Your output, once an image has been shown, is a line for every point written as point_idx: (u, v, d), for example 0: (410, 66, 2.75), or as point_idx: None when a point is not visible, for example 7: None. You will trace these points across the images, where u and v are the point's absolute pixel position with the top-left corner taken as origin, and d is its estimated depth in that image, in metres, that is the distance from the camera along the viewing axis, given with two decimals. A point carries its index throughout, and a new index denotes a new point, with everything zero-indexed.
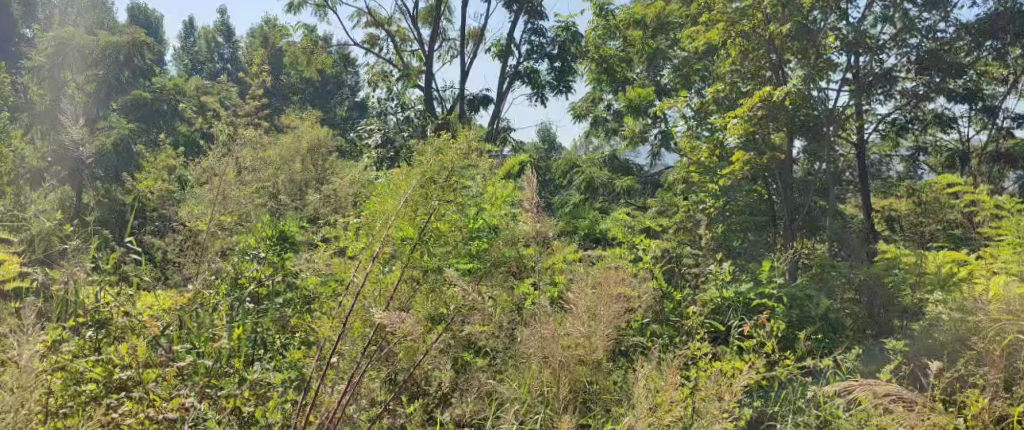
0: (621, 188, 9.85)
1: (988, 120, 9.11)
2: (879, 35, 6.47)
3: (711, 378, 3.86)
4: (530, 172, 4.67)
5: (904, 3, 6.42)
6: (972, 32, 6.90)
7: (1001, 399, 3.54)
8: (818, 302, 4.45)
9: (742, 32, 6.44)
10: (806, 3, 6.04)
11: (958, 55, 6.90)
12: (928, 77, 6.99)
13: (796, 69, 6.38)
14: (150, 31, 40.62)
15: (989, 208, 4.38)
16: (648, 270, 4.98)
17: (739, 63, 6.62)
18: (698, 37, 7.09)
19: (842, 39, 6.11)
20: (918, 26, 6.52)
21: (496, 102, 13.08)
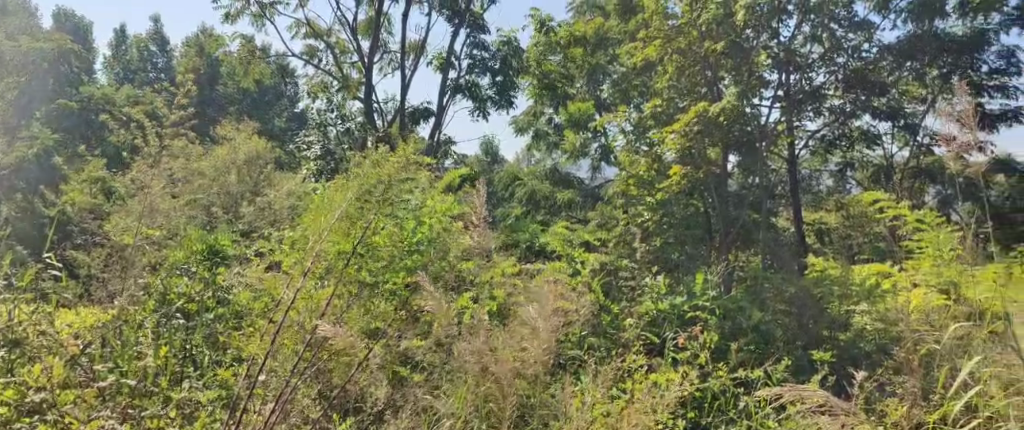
0: (563, 201, 10.19)
1: (909, 137, 9.33)
2: (808, 54, 6.65)
3: (646, 392, 3.93)
4: (482, 185, 4.74)
5: (832, 23, 6.66)
6: (893, 52, 7.19)
7: (920, 407, 3.71)
8: (750, 314, 4.57)
9: (678, 49, 6.67)
10: (738, 23, 6.29)
11: (881, 73, 7.04)
12: (854, 95, 7.03)
13: (730, 86, 6.55)
14: (73, 37, 39.10)
15: (911, 222, 4.53)
16: (585, 284, 5.07)
17: (674, 80, 6.87)
18: (637, 53, 7.28)
19: (775, 56, 6.35)
20: (845, 46, 6.75)
21: (437, 115, 13.08)
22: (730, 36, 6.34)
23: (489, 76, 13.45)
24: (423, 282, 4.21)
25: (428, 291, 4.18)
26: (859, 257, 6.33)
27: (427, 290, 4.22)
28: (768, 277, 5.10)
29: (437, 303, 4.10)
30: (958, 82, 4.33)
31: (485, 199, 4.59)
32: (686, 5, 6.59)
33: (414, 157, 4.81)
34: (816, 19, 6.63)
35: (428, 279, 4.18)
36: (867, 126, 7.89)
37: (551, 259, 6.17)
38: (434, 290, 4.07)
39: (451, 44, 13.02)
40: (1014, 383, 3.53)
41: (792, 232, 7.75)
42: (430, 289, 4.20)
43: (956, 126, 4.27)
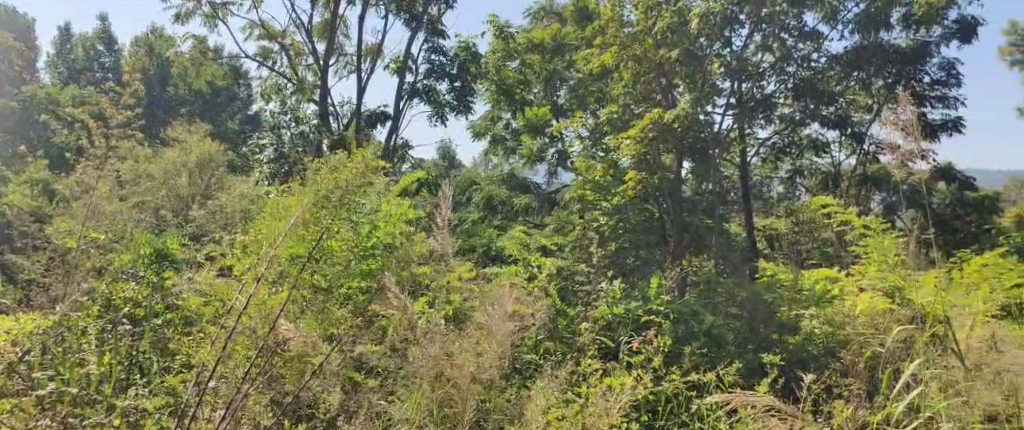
0: (520, 206, 10.20)
1: (857, 145, 9.51)
2: (760, 64, 6.78)
3: (600, 395, 3.95)
4: (448, 186, 4.62)
5: (782, 32, 6.71)
6: (841, 62, 7.26)
7: (865, 408, 3.80)
8: (703, 318, 4.65)
9: (633, 56, 6.78)
10: (691, 32, 6.44)
11: (831, 84, 7.20)
12: (804, 103, 7.30)
13: (684, 93, 6.66)
14: (15, 34, 37.83)
15: (858, 228, 4.63)
16: (542, 289, 5.10)
17: (629, 87, 6.96)
18: (593, 60, 7.37)
19: (727, 65, 6.64)
20: (794, 56, 6.86)
21: (393, 119, 13.00)
22: (684, 44, 6.49)
23: (447, 82, 13.43)
24: (387, 283, 4.24)
25: (392, 294, 4.21)
26: (809, 262, 6.47)
27: (392, 293, 4.23)
28: (720, 282, 5.17)
29: (399, 305, 4.15)
30: (902, 92, 4.38)
31: (449, 202, 4.48)
32: (641, 14, 6.74)
33: (373, 161, 4.71)
34: (767, 29, 6.71)
35: (392, 282, 4.19)
36: (816, 134, 8.29)
37: (506, 265, 6.16)
38: (397, 293, 4.11)
39: (408, 48, 12.98)
40: (952, 384, 3.65)
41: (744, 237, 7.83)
42: (392, 291, 4.20)
43: (900, 135, 4.40)
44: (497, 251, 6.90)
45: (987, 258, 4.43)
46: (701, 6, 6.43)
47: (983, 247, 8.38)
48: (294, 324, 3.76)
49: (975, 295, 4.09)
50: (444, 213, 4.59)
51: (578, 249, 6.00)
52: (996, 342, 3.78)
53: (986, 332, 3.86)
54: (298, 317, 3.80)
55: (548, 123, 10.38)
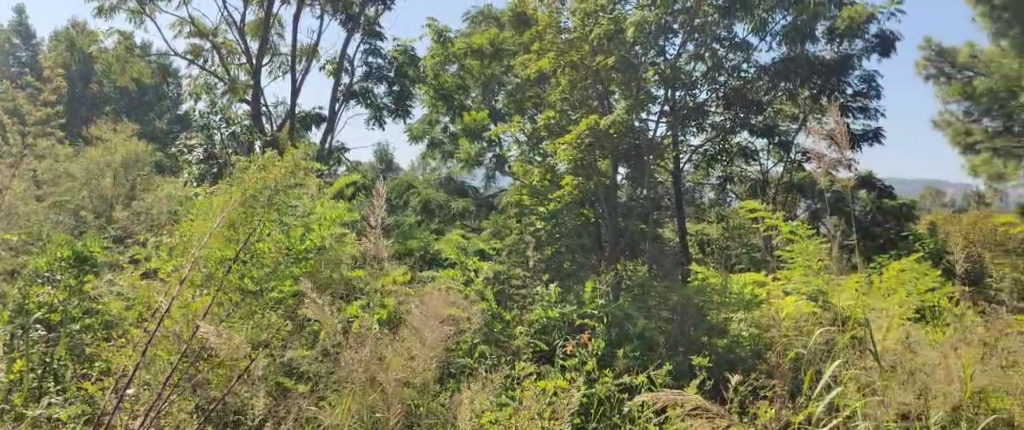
0: (458, 210, 10.35)
1: (783, 153, 9.82)
2: (692, 73, 7.00)
3: (532, 398, 3.99)
4: (381, 186, 4.56)
5: (713, 43, 6.95)
6: (770, 73, 7.64)
7: (788, 408, 3.91)
8: (635, 321, 4.73)
9: (570, 63, 6.85)
10: (627, 39, 6.58)
11: (758, 93, 7.63)
12: (734, 112, 7.68)
13: (620, 100, 6.75)
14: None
15: (785, 233, 4.76)
16: (478, 293, 5.10)
17: (566, 93, 7.02)
18: (530, 65, 7.41)
19: (661, 73, 6.65)
20: (726, 67, 7.20)
21: (328, 120, 12.85)
22: (620, 52, 6.64)
23: (385, 85, 13.33)
24: (307, 288, 4.01)
25: (312, 299, 3.98)
26: (737, 267, 6.63)
27: (309, 299, 4.01)
28: (652, 286, 5.24)
29: (321, 310, 3.91)
30: (829, 102, 4.53)
31: (382, 202, 4.45)
32: (580, 21, 6.82)
33: (306, 163, 4.58)
34: (699, 39, 6.92)
35: (311, 287, 3.97)
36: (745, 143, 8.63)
37: (442, 268, 6.14)
38: (315, 297, 3.88)
39: (345, 49, 12.83)
40: (870, 384, 3.78)
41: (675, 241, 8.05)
42: (312, 296, 3.98)
43: (827, 145, 4.53)
44: (433, 255, 6.85)
45: (905, 264, 4.63)
46: (637, 15, 6.52)
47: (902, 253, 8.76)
48: (217, 326, 3.55)
49: (892, 299, 4.25)
50: (377, 213, 4.53)
51: (515, 252, 6.25)
52: (909, 344, 3.94)
53: (901, 334, 4.00)
54: (228, 318, 3.72)
55: (485, 128, 10.30)
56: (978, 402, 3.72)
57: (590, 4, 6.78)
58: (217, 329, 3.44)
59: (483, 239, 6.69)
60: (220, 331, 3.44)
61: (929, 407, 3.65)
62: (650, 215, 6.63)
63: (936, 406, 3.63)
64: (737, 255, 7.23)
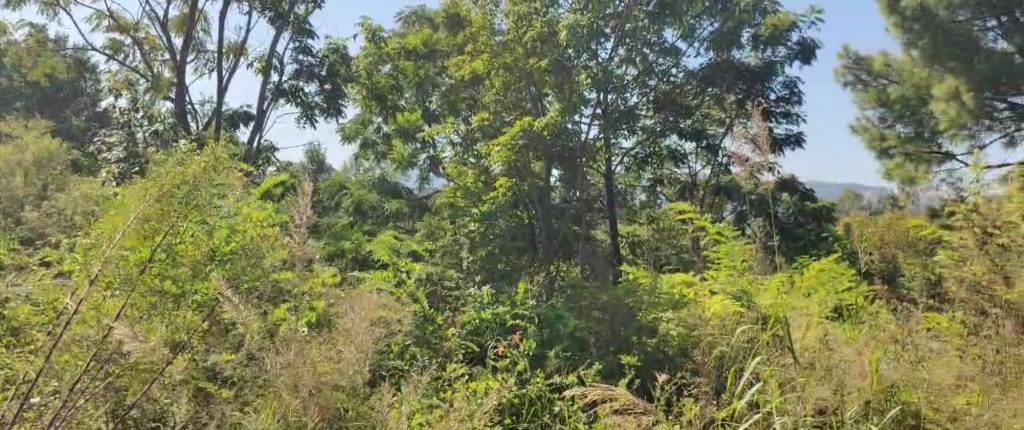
0: (391, 211, 10.49)
1: (710, 156, 10.00)
2: (623, 76, 7.22)
3: (462, 401, 3.98)
4: (307, 183, 4.62)
5: (644, 49, 7.36)
6: (697, 78, 8.08)
7: (712, 406, 3.97)
8: (566, 321, 4.72)
9: (504, 64, 6.87)
10: (560, 42, 6.63)
11: (686, 97, 8.12)
12: (664, 115, 8.13)
13: (553, 102, 6.76)
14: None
15: (712, 234, 4.85)
16: (410, 295, 5.04)
17: (500, 94, 7.05)
18: (464, 66, 7.40)
19: (593, 77, 6.76)
20: (655, 71, 7.56)
21: (256, 119, 12.58)
22: (553, 54, 6.67)
23: (316, 83, 13.13)
24: (223, 287, 3.82)
25: (228, 297, 3.84)
26: (667, 267, 6.74)
27: (224, 297, 3.85)
28: (584, 287, 5.23)
29: (240, 312, 3.81)
30: (754, 107, 4.65)
31: (308, 199, 4.55)
32: (513, 23, 6.88)
33: (228, 160, 4.35)
34: (630, 44, 7.25)
35: (229, 284, 3.81)
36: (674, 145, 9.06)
37: (373, 269, 6.09)
38: (233, 297, 3.76)
39: (274, 46, 12.57)
40: (789, 380, 3.90)
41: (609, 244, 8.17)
42: (228, 293, 3.83)
43: (751, 148, 4.67)
44: (365, 256, 6.77)
45: (824, 264, 4.77)
46: (569, 18, 6.62)
47: (824, 255, 9.15)
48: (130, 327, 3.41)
49: (812, 298, 4.41)
50: (304, 212, 4.64)
51: (448, 253, 6.25)
52: (828, 342, 4.03)
53: (820, 332, 4.14)
54: (145, 320, 3.61)
55: (419, 129, 10.11)
56: (889, 395, 3.84)
57: (524, 7, 6.80)
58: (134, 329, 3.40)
59: (416, 240, 6.66)
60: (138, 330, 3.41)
61: (844, 402, 3.75)
62: (582, 216, 6.76)
63: (850, 401, 3.74)
64: (666, 256, 7.35)
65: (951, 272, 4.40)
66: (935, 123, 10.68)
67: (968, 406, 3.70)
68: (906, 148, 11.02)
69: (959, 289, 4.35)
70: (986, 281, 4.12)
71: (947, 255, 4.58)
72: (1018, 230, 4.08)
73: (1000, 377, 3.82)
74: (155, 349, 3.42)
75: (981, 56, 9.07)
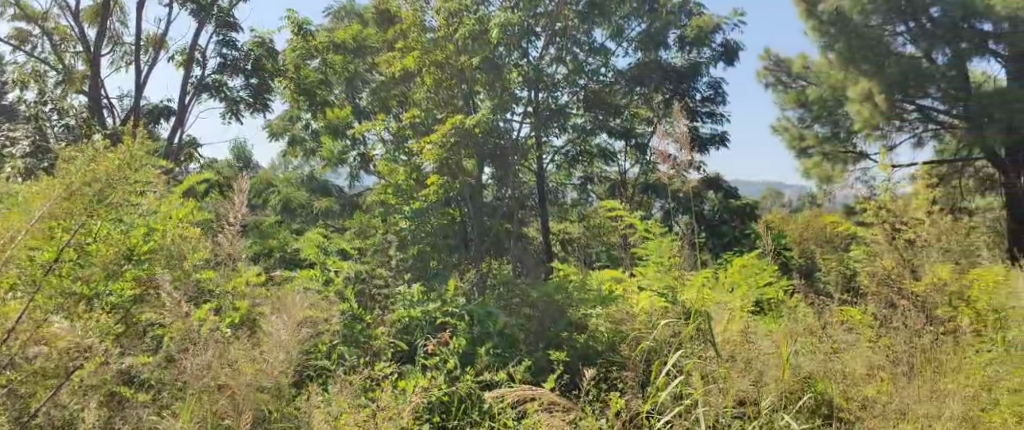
0: (320, 209, 10.87)
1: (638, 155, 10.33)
2: (554, 74, 7.74)
3: (388, 399, 3.95)
4: (244, 183, 4.30)
5: (573, 48, 7.92)
6: (626, 77, 8.98)
7: (637, 400, 4.01)
8: (496, 319, 4.69)
9: (435, 62, 6.78)
10: (491, 40, 6.84)
11: (613, 96, 8.84)
12: (592, 114, 8.74)
13: (484, 101, 6.84)
14: None
15: (640, 231, 4.94)
16: (338, 293, 4.96)
17: (431, 92, 6.90)
18: (394, 62, 7.34)
19: (524, 75, 7.17)
20: (585, 69, 8.04)
21: (176, 114, 12.25)
22: (483, 53, 6.82)
23: (242, 78, 12.97)
24: (163, 282, 3.67)
25: (166, 294, 3.69)
26: (596, 264, 6.88)
27: (163, 293, 3.69)
28: (515, 284, 5.23)
29: (176, 309, 3.68)
30: (678, 106, 4.72)
31: (245, 199, 4.18)
32: (444, 20, 6.91)
33: (145, 157, 4.13)
34: (559, 43, 7.88)
35: (169, 279, 3.69)
36: (603, 144, 9.47)
37: (298, 268, 5.97)
38: (175, 292, 3.62)
39: (196, 39, 12.24)
40: (710, 373, 3.90)
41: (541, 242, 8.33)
42: (167, 289, 3.69)
43: (676, 147, 4.74)
44: (291, 255, 6.63)
45: (747, 261, 5.01)
46: (500, 17, 6.94)
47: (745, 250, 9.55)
48: (69, 323, 3.31)
49: (734, 293, 4.57)
50: (239, 210, 4.28)
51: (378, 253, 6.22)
52: (749, 336, 4.09)
53: (740, 325, 4.26)
54: (59, 321, 3.31)
55: (349, 125, 9.77)
56: (803, 386, 4.00)
57: (455, 3, 6.94)
58: (73, 325, 3.30)
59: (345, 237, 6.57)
60: (74, 326, 3.29)
61: (762, 392, 3.85)
62: (513, 215, 7.08)
63: (767, 391, 3.85)
64: (595, 254, 7.44)
65: (865, 266, 4.62)
66: (849, 124, 12.95)
67: (877, 394, 3.80)
68: (823, 149, 13.49)
69: (870, 283, 4.50)
70: (895, 274, 4.31)
71: (862, 251, 4.82)
72: (924, 226, 4.51)
73: (908, 365, 3.90)
74: (64, 348, 3.24)
75: (890, 61, 11.39)
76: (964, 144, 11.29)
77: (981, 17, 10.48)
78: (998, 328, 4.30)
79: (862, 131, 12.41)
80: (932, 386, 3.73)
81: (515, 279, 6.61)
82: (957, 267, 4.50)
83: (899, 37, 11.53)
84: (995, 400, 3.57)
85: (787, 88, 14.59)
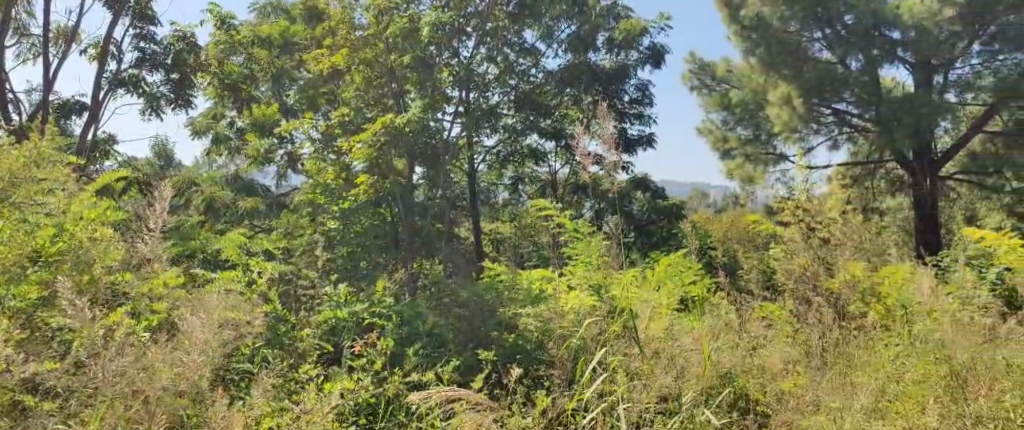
0: (247, 210, 10.72)
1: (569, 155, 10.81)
2: (485, 74, 7.73)
3: (312, 400, 3.86)
4: (167, 189, 4.06)
5: (504, 49, 8.05)
6: (556, 78, 9.32)
7: (564, 397, 4.03)
8: (425, 319, 4.70)
9: (365, 60, 6.69)
10: (422, 39, 6.77)
11: (545, 96, 9.27)
12: (524, 114, 9.10)
13: (415, 99, 6.89)
14: None
15: (568, 231, 5.07)
16: (262, 294, 4.85)
17: (361, 90, 6.85)
18: (322, 60, 7.23)
19: (455, 74, 7.18)
20: (516, 70, 8.47)
21: (89, 110, 11.76)
22: (414, 51, 6.74)
23: (162, 73, 12.58)
24: (61, 288, 3.39)
25: (67, 302, 3.40)
26: (525, 264, 6.94)
27: (67, 299, 3.40)
28: (445, 285, 5.23)
29: (79, 315, 3.35)
30: (602, 108, 4.72)
31: (165, 205, 3.96)
32: (374, 18, 6.85)
33: (56, 153, 4.18)
34: (490, 44, 7.86)
35: (67, 285, 3.40)
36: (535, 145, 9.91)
37: (220, 270, 5.81)
38: (72, 298, 3.31)
39: (111, 32, 11.79)
40: (634, 369, 4.02)
41: (471, 241, 8.38)
42: (67, 295, 3.40)
43: (605, 148, 4.76)
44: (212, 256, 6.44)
45: (673, 259, 5.39)
46: (431, 16, 6.85)
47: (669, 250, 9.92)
48: None
49: (661, 291, 4.80)
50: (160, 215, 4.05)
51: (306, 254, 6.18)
52: (671, 333, 4.30)
53: (664, 324, 4.39)
54: None
55: (276, 123, 9.87)
56: (722, 382, 4.09)
57: (384, 2, 6.81)
58: None
59: (271, 239, 6.45)
60: None
61: (682, 389, 3.90)
62: (445, 215, 7.03)
63: (689, 387, 3.89)
64: (525, 253, 7.50)
65: (782, 264, 4.72)
66: (768, 127, 13.55)
67: (794, 388, 3.94)
68: (745, 152, 14.01)
69: (789, 279, 4.59)
70: (811, 271, 4.40)
71: (780, 250, 4.92)
72: (837, 225, 4.61)
73: (820, 360, 4.12)
74: None
75: (808, 66, 12.02)
76: (875, 147, 11.77)
77: (890, 25, 10.95)
78: (903, 323, 4.51)
79: (783, 133, 13.00)
80: (844, 379, 3.90)
81: (447, 280, 6.61)
82: (869, 266, 4.69)
83: (816, 43, 12.06)
84: (899, 392, 3.69)
85: (712, 91, 15.01)
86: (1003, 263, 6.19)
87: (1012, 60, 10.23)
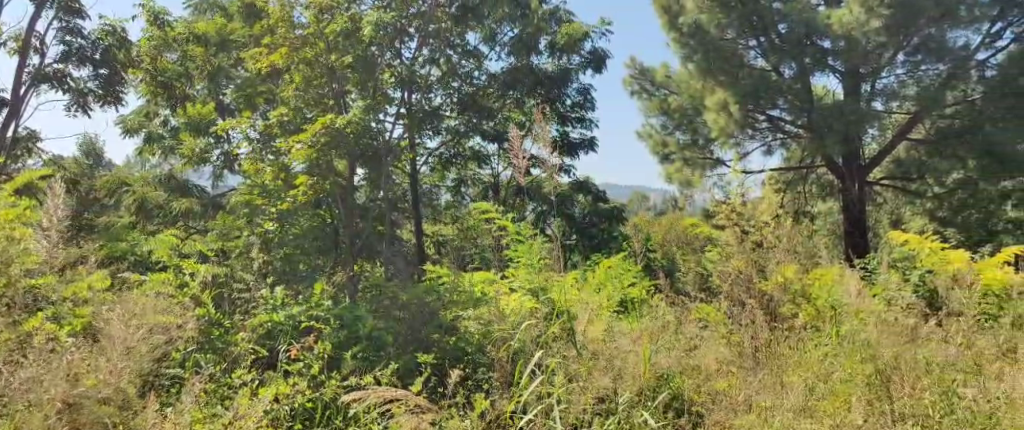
0: (181, 210, 10.49)
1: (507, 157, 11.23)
2: (427, 75, 7.74)
3: (246, 404, 3.76)
4: (60, 187, 4.10)
5: (446, 51, 8.12)
6: (498, 81, 9.72)
7: (505, 399, 3.99)
8: (364, 321, 4.59)
9: (305, 59, 6.63)
10: (364, 39, 6.68)
11: (488, 98, 9.41)
12: (467, 116, 9.25)
13: (357, 100, 6.81)
14: None
15: (510, 232, 5.12)
16: (194, 298, 4.70)
17: (301, 90, 6.76)
18: (260, 59, 7.09)
19: (398, 75, 7.19)
20: (459, 71, 8.50)
21: (9, 106, 11.31)
22: (356, 51, 6.66)
23: (89, 68, 12.23)
24: None
25: None
26: (467, 267, 6.92)
27: None
28: (384, 287, 5.15)
29: None
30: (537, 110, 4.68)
31: (58, 201, 3.99)
32: (314, 16, 6.73)
33: None
34: (433, 45, 7.84)
35: None
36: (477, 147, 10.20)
37: (152, 272, 5.62)
38: None
39: (34, 25, 11.36)
40: (572, 372, 4.04)
41: (413, 243, 8.31)
42: None
43: (547, 150, 4.75)
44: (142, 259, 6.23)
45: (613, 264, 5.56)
46: (373, 15, 6.86)
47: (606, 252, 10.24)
48: None
49: (599, 293, 4.93)
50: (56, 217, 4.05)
51: (242, 256, 6.02)
52: (610, 334, 4.34)
53: (603, 326, 4.44)
54: None
55: (211, 123, 9.68)
56: (659, 382, 4.08)
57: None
58: None
59: (205, 240, 6.27)
60: None
61: (618, 390, 3.93)
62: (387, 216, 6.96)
63: (626, 388, 3.93)
64: (467, 255, 7.48)
65: (717, 267, 4.85)
66: (706, 132, 13.89)
67: (729, 388, 3.99)
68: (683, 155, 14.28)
69: (722, 281, 4.78)
70: (745, 274, 4.58)
71: (716, 252, 5.01)
72: (769, 229, 4.82)
73: (755, 361, 4.20)
74: None
75: (744, 72, 12.37)
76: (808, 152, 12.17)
77: (821, 34, 11.18)
78: (832, 323, 4.69)
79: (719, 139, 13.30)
80: (775, 379, 3.98)
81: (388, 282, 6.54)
82: (802, 268, 4.90)
83: (751, 51, 12.48)
84: (827, 391, 3.79)
85: (652, 95, 15.25)
86: (925, 265, 6.43)
87: (933, 70, 10.77)
